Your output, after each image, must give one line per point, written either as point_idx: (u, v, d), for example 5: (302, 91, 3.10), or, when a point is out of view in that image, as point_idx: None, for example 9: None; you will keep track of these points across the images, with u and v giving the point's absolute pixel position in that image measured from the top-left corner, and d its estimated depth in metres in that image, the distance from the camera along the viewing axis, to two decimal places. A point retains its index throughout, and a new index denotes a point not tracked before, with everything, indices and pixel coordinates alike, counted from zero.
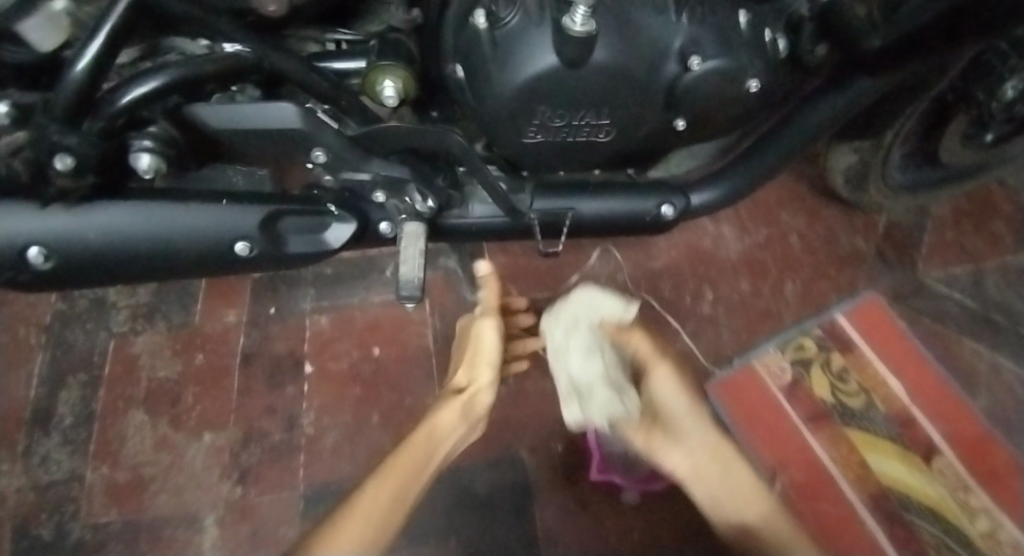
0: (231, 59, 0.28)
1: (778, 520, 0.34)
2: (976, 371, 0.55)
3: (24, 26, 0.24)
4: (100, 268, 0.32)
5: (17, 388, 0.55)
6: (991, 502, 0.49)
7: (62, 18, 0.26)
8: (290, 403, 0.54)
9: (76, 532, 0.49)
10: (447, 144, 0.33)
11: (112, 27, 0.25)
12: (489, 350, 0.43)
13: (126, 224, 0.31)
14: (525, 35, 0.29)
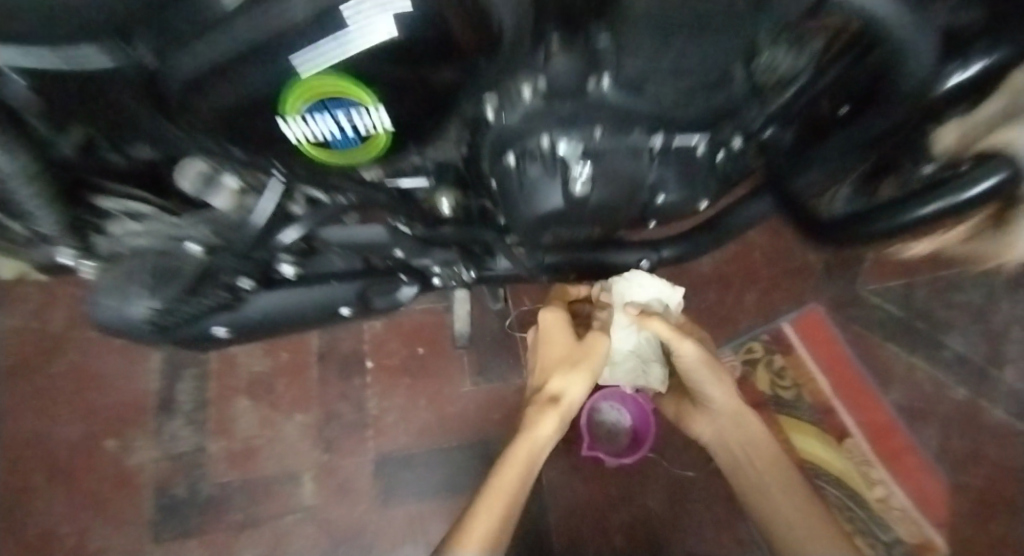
0: (355, 204, 0.39)
1: (784, 472, 0.58)
2: (891, 369, 0.79)
3: (200, 192, 0.36)
4: (255, 329, 0.48)
5: (143, 380, 0.73)
6: (886, 474, 0.75)
7: (233, 186, 0.37)
8: (358, 391, 0.71)
9: (206, 487, 0.69)
10: (475, 237, 0.45)
11: (277, 187, 0.36)
12: (578, 374, 0.58)
13: (274, 304, 0.46)
14: (537, 179, 0.31)
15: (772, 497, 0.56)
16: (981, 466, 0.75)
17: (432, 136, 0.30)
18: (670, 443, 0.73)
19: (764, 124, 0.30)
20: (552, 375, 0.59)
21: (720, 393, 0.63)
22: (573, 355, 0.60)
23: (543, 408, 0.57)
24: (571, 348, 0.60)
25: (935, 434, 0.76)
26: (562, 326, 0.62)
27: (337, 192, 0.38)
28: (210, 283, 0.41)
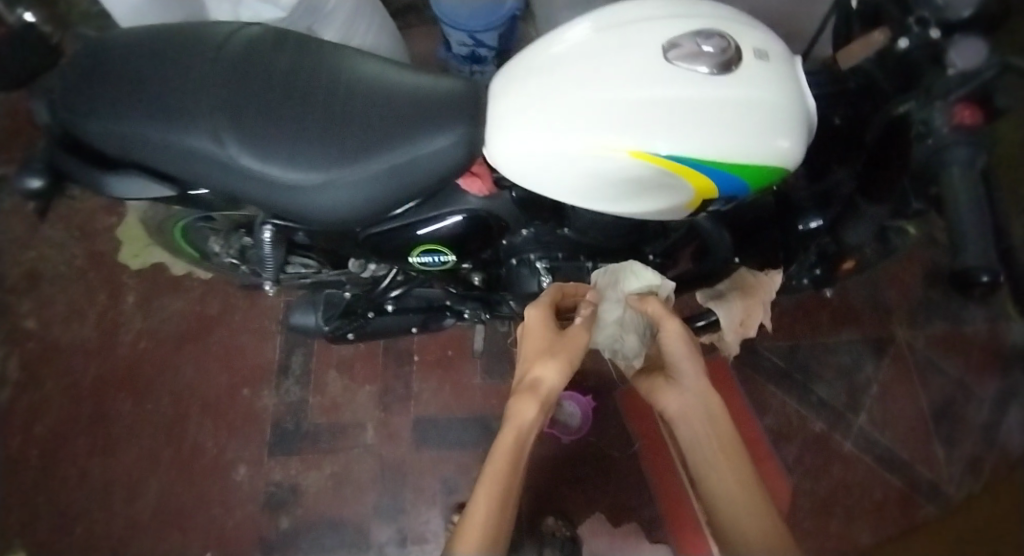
0: (425, 279, 0.79)
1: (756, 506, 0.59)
2: (769, 402, 1.16)
3: (355, 269, 0.78)
4: (366, 335, 0.90)
5: (268, 352, 1.14)
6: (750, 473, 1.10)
7: (370, 268, 0.78)
8: (407, 374, 1.11)
9: (306, 424, 1.09)
10: (489, 298, 0.84)
11: (391, 270, 0.77)
12: (551, 370, 0.68)
13: (379, 325, 0.88)
14: (527, 275, 0.76)
15: (736, 504, 0.59)
16: (822, 477, 1.12)
17: (481, 248, 0.74)
18: (607, 432, 1.10)
19: (658, 253, 0.76)
20: (535, 364, 0.69)
21: (692, 373, 0.68)
22: (552, 344, 0.70)
23: (526, 395, 0.68)
24: (551, 338, 0.70)
25: (791, 451, 1.13)
26: (545, 325, 0.71)
27: (413, 272, 0.77)
28: (354, 309, 0.85)
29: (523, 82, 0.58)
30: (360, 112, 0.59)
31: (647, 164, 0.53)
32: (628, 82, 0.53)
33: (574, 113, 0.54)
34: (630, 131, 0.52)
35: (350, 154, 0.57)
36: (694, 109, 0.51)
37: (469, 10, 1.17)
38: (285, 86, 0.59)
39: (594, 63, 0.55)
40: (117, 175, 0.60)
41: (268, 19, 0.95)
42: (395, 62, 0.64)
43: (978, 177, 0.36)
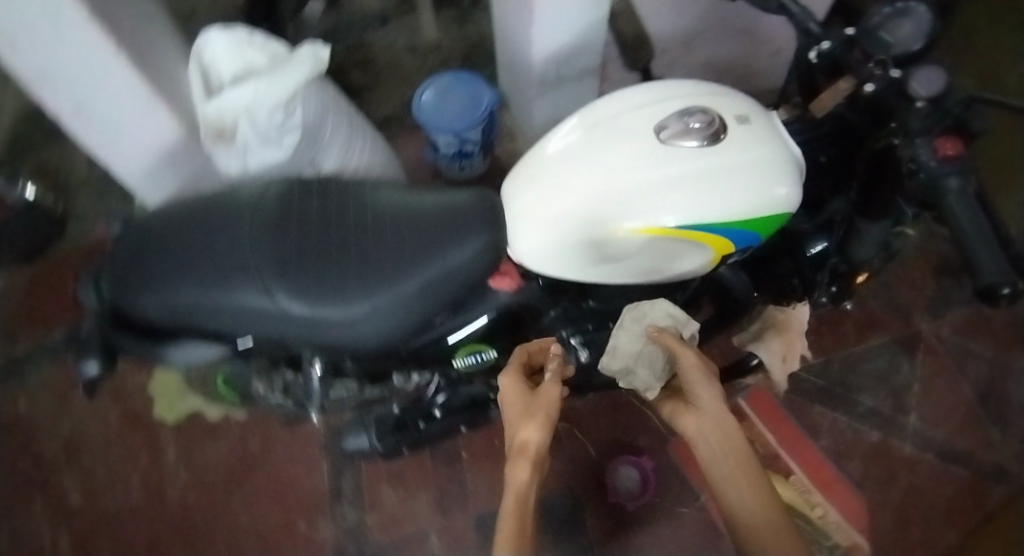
0: (467, 377, 0.80)
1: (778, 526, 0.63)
2: (820, 424, 1.14)
3: (398, 383, 0.79)
4: (417, 443, 0.91)
5: (317, 478, 1.13)
6: (823, 499, 1.08)
7: (412, 379, 0.79)
8: (459, 472, 1.11)
9: (369, 545, 1.08)
10: None
11: (433, 375, 0.78)
12: (535, 427, 0.66)
13: (429, 431, 0.90)
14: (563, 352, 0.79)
15: (757, 525, 0.64)
16: (892, 488, 1.09)
17: (516, 337, 0.76)
18: (669, 489, 1.08)
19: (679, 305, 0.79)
20: (521, 426, 0.67)
21: (710, 399, 0.70)
22: (530, 405, 0.68)
23: (518, 461, 0.66)
24: (528, 398, 0.69)
25: (855, 468, 1.11)
26: (518, 387, 0.70)
27: (455, 373, 0.78)
28: (405, 419, 0.87)
29: (534, 184, 0.63)
30: (391, 241, 0.63)
31: (659, 236, 0.59)
32: (631, 167, 0.58)
33: (591, 203, 0.59)
34: (644, 212, 0.58)
35: (390, 282, 0.61)
36: (699, 180, 0.57)
37: (452, 112, 1.27)
38: (320, 231, 0.63)
39: (597, 155, 0.60)
40: (175, 345, 0.64)
41: (274, 160, 1.00)
42: (411, 187, 0.69)
43: (975, 199, 0.40)
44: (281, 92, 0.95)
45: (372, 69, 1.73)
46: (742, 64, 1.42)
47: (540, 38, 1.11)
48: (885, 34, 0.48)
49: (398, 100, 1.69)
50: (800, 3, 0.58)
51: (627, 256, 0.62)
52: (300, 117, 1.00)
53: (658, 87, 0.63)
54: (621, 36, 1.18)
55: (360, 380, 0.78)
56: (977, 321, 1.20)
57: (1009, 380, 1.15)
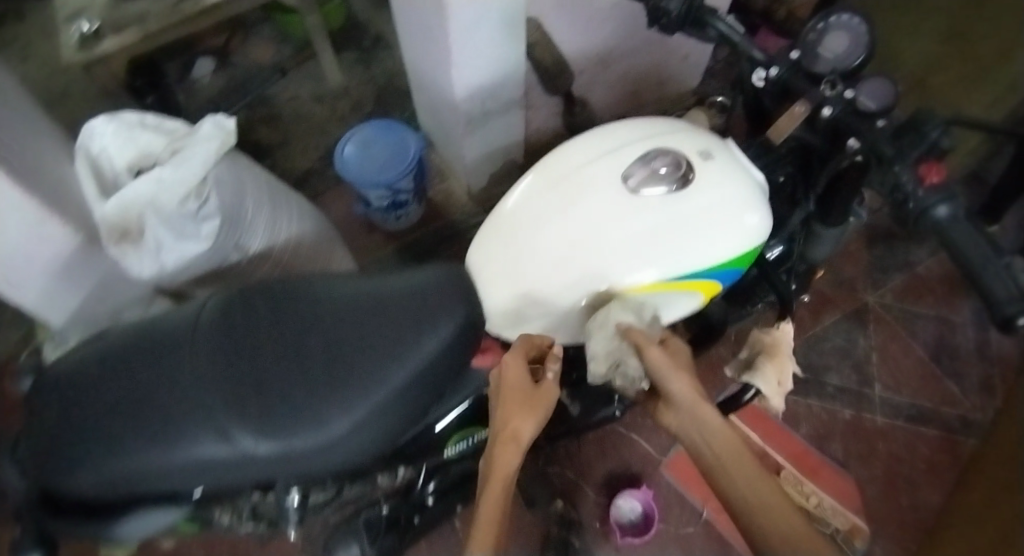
0: (458, 459, 0.74)
1: (791, 519, 0.51)
2: (797, 412, 1.17)
3: (383, 481, 0.72)
4: (410, 532, 0.85)
5: None
6: (816, 487, 1.10)
7: (399, 475, 0.73)
8: (457, 541, 1.04)
9: None
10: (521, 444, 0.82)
11: (419, 465, 0.71)
12: (519, 428, 0.56)
13: (423, 517, 0.84)
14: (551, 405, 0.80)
15: (761, 521, 0.52)
16: (875, 460, 1.13)
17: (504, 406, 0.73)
18: (672, 514, 1.09)
19: None
20: (511, 420, 0.57)
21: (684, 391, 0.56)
22: (528, 399, 0.57)
23: (502, 457, 0.56)
24: (527, 390, 0.58)
25: (837, 448, 1.14)
26: (510, 381, 0.58)
27: (444, 455, 0.73)
28: (396, 513, 0.80)
29: (504, 253, 0.60)
30: (360, 339, 0.57)
31: (647, 292, 0.56)
32: (602, 223, 0.56)
33: (569, 269, 0.57)
34: (625, 270, 0.56)
35: (366, 390, 0.55)
36: (675, 228, 0.55)
37: (379, 167, 1.24)
38: (276, 346, 0.56)
39: (566, 215, 0.58)
40: (123, 520, 0.54)
41: (194, 254, 0.92)
42: (369, 275, 0.64)
43: (972, 227, 0.39)
44: (189, 178, 0.86)
45: (280, 125, 1.64)
46: (656, 73, 1.45)
47: (460, 76, 1.08)
48: (823, 49, 0.56)
49: (316, 152, 1.60)
50: (741, 33, 0.59)
51: None
52: (217, 201, 0.91)
53: (611, 133, 0.62)
54: (541, 63, 1.17)
55: (338, 488, 0.70)
56: (914, 285, 1.27)
57: (953, 334, 1.23)
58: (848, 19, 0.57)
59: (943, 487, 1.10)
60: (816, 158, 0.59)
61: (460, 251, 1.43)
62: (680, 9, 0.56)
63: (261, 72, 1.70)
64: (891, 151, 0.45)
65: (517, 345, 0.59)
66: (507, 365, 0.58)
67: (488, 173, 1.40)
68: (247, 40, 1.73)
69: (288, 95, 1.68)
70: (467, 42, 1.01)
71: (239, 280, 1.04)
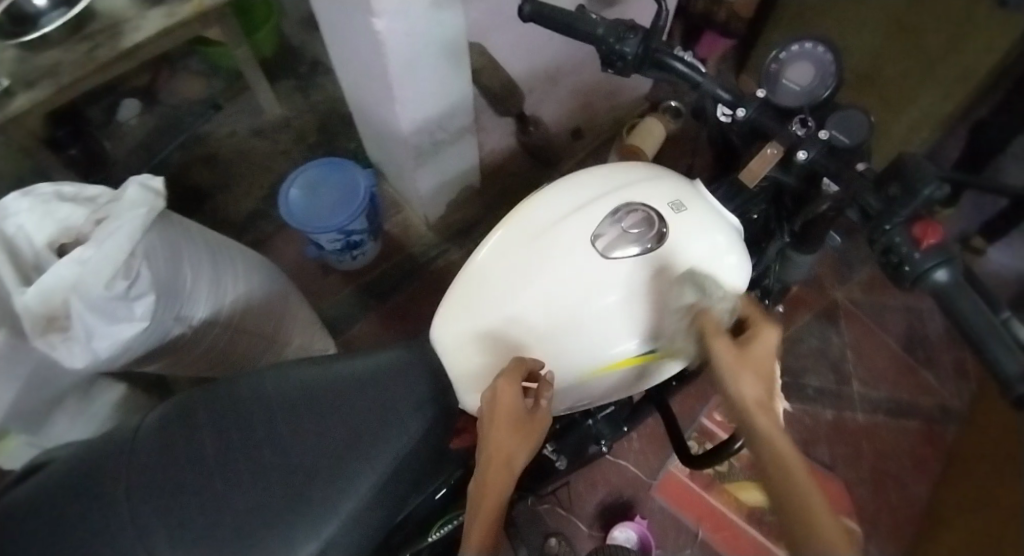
0: (436, 539, 0.67)
1: None
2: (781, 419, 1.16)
3: None
4: None
5: None
6: None
7: None
8: None
9: None
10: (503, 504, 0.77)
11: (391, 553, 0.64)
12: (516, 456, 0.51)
13: None
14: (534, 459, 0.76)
15: None
16: (861, 459, 1.13)
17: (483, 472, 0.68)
18: (668, 538, 1.06)
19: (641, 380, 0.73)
20: (503, 449, 0.51)
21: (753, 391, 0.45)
22: (524, 426, 0.52)
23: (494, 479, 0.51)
24: (522, 417, 0.51)
25: (824, 451, 1.14)
26: (507, 410, 0.50)
27: (418, 538, 0.66)
28: None
29: (474, 335, 0.56)
30: (325, 444, 0.53)
31: (630, 363, 0.54)
32: (576, 293, 0.52)
33: (549, 347, 0.53)
34: (609, 344, 0.53)
35: (334, 504, 0.50)
36: (654, 293, 0.52)
37: (330, 209, 1.18)
38: (226, 464, 0.50)
39: (537, 288, 0.54)
40: None
41: (128, 337, 0.80)
42: (322, 362, 0.59)
43: (975, 293, 0.37)
44: (115, 255, 0.75)
45: (218, 165, 1.54)
46: (607, 82, 1.41)
47: (405, 111, 1.02)
48: (788, 82, 0.53)
49: (261, 191, 1.51)
50: (702, 72, 0.54)
51: (601, 388, 0.56)
52: (148, 276, 0.80)
53: (573, 184, 0.57)
54: (489, 89, 1.12)
55: None
56: (880, 277, 1.28)
57: (922, 323, 1.23)
58: (810, 47, 0.54)
59: (930, 480, 1.10)
60: (793, 198, 0.57)
61: (424, 285, 1.38)
62: (635, 53, 0.53)
63: (192, 110, 1.58)
64: (878, 208, 0.42)
65: (508, 366, 0.52)
66: (505, 390, 0.50)
67: (445, 202, 1.35)
68: (173, 75, 1.59)
69: (225, 131, 1.58)
70: (410, 76, 0.95)
71: (184, 352, 0.95)
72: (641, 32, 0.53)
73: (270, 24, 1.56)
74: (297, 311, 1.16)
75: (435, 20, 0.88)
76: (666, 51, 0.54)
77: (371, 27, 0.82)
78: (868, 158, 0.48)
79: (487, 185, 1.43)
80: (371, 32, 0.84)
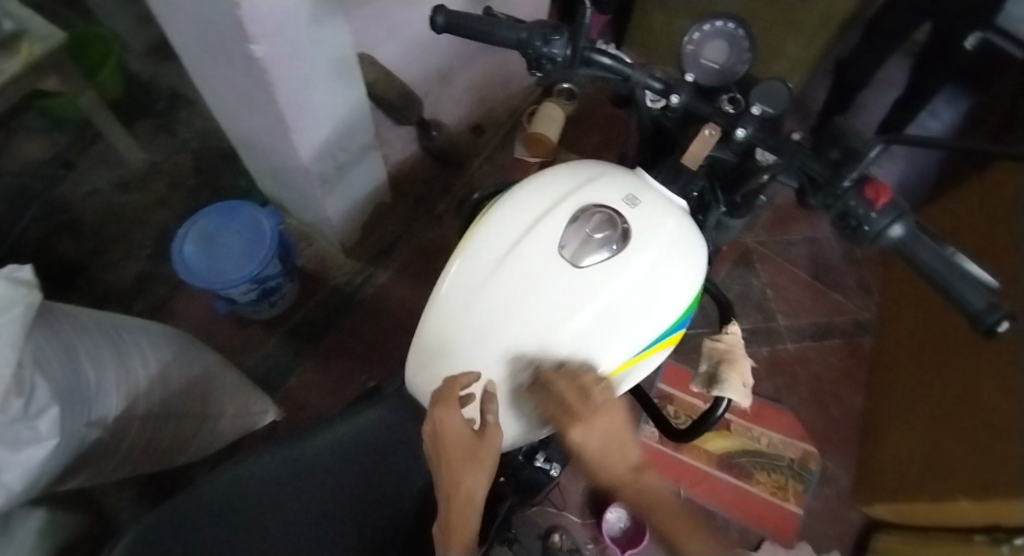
0: None
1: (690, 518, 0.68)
2: None
3: None
4: None
5: None
6: (762, 428, 1.18)
7: None
8: None
9: None
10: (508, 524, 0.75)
11: None
12: (474, 483, 0.51)
13: None
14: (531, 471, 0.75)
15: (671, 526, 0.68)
16: (800, 385, 1.23)
17: None
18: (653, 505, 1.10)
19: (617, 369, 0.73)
20: (462, 482, 0.51)
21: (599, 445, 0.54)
22: (471, 458, 0.50)
23: (459, 513, 0.51)
24: (467, 448, 0.50)
25: (767, 386, 1.23)
26: (454, 439, 0.49)
27: None
28: None
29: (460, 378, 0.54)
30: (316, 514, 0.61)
31: (620, 369, 0.54)
32: (557, 313, 0.51)
33: (537, 373, 0.52)
34: (595, 357, 0.52)
35: None
36: (630, 294, 0.52)
37: (235, 261, 1.07)
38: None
39: (516, 313, 0.52)
40: None
41: (40, 461, 0.66)
42: (280, 447, 0.62)
43: (930, 241, 0.40)
44: (3, 368, 0.62)
45: (85, 230, 1.34)
46: (498, 73, 1.39)
47: (303, 139, 0.94)
48: (706, 62, 0.54)
49: (142, 250, 1.33)
50: (629, 64, 0.54)
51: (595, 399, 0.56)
52: (47, 386, 0.68)
53: (522, 196, 0.55)
54: (386, 99, 1.05)
55: None
56: (780, 216, 1.39)
57: (823, 250, 1.36)
58: (722, 24, 0.53)
59: (859, 387, 1.23)
60: (729, 170, 0.60)
61: (355, 314, 1.31)
62: (564, 54, 0.52)
63: (38, 173, 1.37)
64: (826, 174, 0.46)
65: (440, 393, 0.50)
66: (444, 422, 0.49)
67: (359, 224, 1.28)
68: (10, 138, 1.38)
69: (82, 191, 1.38)
70: (301, 101, 0.87)
71: (106, 457, 0.81)
72: (566, 32, 0.52)
73: (110, 61, 1.37)
74: (222, 377, 1.05)
75: (319, 37, 0.80)
76: (591, 48, 0.53)
77: (249, 55, 0.73)
78: (800, 129, 0.52)
79: (398, 198, 1.37)
80: (248, 59, 0.75)
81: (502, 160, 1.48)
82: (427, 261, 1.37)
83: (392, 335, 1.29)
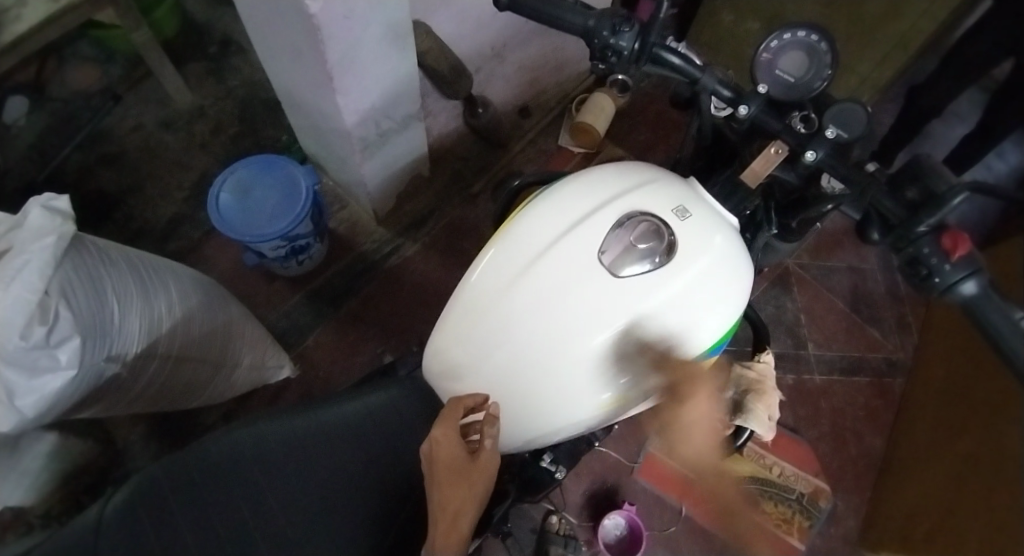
0: None
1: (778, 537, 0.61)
2: None
3: None
4: None
5: None
6: (775, 457, 1.14)
7: None
8: None
9: None
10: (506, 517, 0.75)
11: None
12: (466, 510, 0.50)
13: None
14: (537, 471, 0.74)
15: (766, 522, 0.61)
16: (821, 418, 1.19)
17: None
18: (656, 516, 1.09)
19: None
20: (449, 502, 0.50)
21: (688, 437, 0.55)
22: (464, 477, 0.51)
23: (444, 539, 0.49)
24: (460, 467, 0.52)
25: (787, 414, 1.19)
26: (451, 452, 0.51)
27: None
28: None
29: (479, 379, 0.52)
30: (323, 477, 0.63)
31: (643, 391, 0.51)
32: (582, 324, 0.49)
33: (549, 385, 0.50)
34: (615, 378, 0.50)
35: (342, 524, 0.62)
36: (660, 317, 0.49)
37: (269, 215, 1.07)
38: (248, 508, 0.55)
39: (541, 320, 0.49)
40: None
41: (58, 390, 0.68)
42: (287, 414, 0.64)
43: (1004, 302, 0.36)
44: (29, 295, 0.63)
45: (126, 165, 1.36)
46: (552, 56, 1.34)
47: (348, 102, 0.92)
48: (781, 74, 0.50)
49: (178, 192, 1.34)
50: (699, 67, 0.51)
51: (609, 418, 0.54)
52: (70, 316, 0.67)
53: (568, 195, 0.53)
54: (436, 71, 1.03)
55: None
56: (824, 240, 1.33)
57: (866, 281, 1.30)
58: (802, 34, 0.48)
59: (883, 429, 1.18)
60: (788, 193, 0.57)
61: (380, 282, 1.30)
62: (631, 47, 0.49)
63: (88, 103, 1.39)
64: (902, 216, 0.42)
65: (444, 411, 0.52)
66: (445, 434, 0.51)
67: (394, 192, 1.26)
68: (65, 65, 1.41)
69: (128, 125, 1.39)
70: (351, 63, 0.85)
71: (121, 392, 0.82)
72: (637, 24, 0.48)
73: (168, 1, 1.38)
74: (242, 328, 1.06)
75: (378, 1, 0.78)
76: (661, 45, 0.50)
77: (304, 11, 0.71)
78: (876, 159, 0.48)
79: (435, 172, 1.35)
80: (302, 15, 0.73)
81: (544, 146, 1.44)
82: (457, 239, 1.35)
83: (414, 309, 1.28)
